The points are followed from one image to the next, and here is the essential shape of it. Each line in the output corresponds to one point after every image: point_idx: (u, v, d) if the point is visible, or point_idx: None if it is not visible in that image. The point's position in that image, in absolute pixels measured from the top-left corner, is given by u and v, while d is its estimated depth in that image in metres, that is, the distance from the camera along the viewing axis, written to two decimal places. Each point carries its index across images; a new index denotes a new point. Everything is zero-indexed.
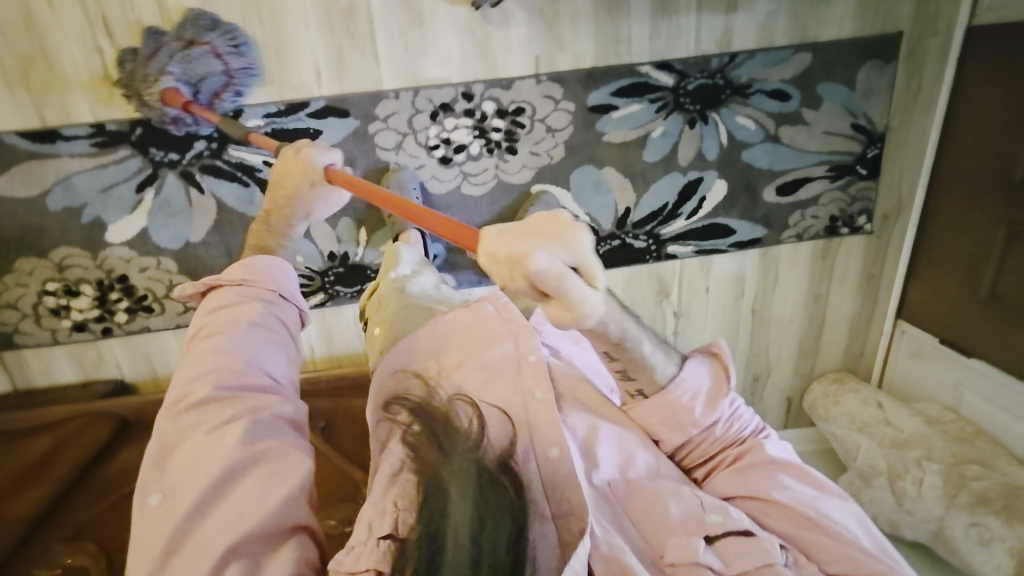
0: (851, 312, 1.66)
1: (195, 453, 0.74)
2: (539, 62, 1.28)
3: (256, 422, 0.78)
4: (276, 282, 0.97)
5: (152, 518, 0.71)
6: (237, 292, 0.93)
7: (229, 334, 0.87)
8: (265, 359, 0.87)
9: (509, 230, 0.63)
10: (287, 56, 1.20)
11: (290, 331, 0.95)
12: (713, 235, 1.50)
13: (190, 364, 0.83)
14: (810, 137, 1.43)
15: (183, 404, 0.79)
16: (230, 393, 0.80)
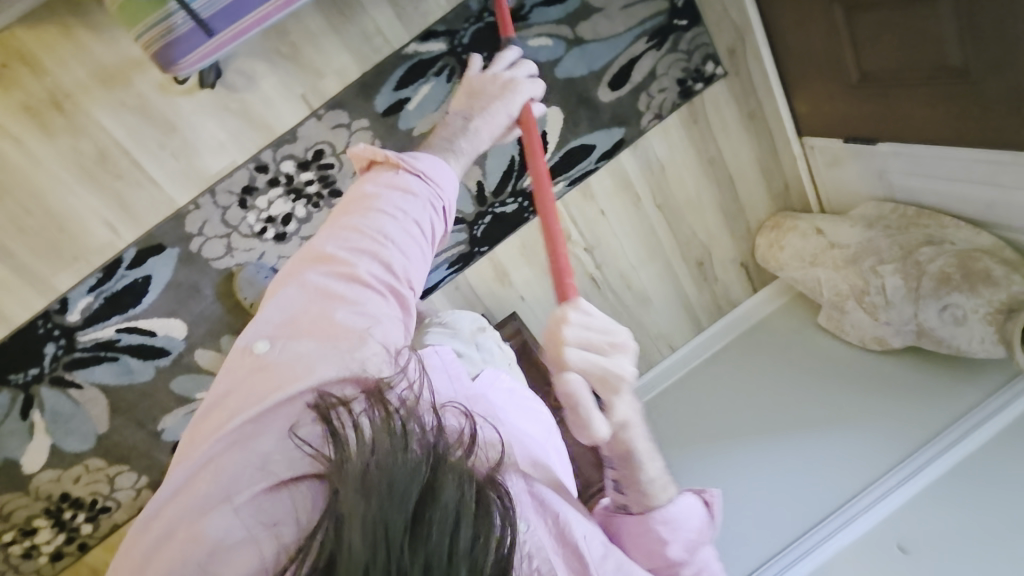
0: (752, 157, 1.58)
1: (293, 323, 0.66)
2: (308, 99, 1.22)
3: (353, 333, 0.65)
4: (445, 190, 0.78)
5: (238, 365, 0.66)
6: (416, 178, 0.77)
7: (377, 220, 0.72)
8: (405, 256, 0.71)
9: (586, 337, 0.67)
10: (74, 226, 1.17)
11: (434, 241, 0.76)
12: (576, 160, 1.42)
13: (342, 227, 0.72)
14: (612, 21, 1.35)
15: (320, 266, 0.70)
16: (363, 280, 0.68)
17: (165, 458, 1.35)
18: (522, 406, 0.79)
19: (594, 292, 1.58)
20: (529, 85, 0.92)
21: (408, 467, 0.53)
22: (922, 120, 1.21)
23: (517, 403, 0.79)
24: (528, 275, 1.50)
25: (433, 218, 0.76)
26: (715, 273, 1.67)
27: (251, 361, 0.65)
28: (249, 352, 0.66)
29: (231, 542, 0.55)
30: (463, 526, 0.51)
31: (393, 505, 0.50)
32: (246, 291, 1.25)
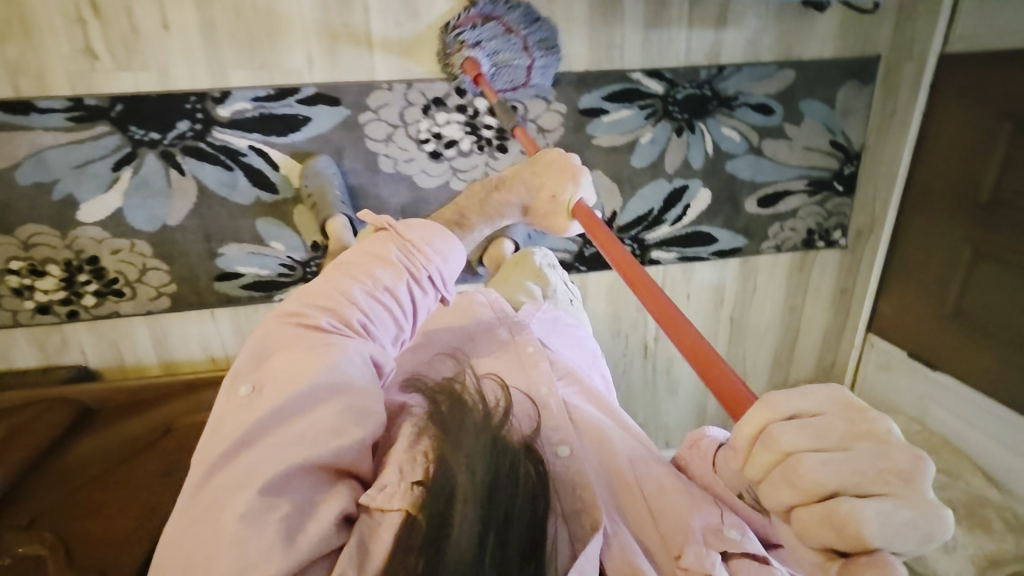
0: (823, 326, 1.71)
1: (287, 364, 0.66)
2: (532, 62, 1.28)
3: (338, 360, 0.66)
4: (440, 264, 0.81)
5: (239, 404, 0.63)
6: (397, 248, 0.79)
7: (350, 282, 0.75)
8: (371, 316, 0.74)
9: (843, 456, 0.41)
10: (279, 40, 1.18)
11: (414, 310, 0.79)
12: (696, 243, 1.52)
13: (318, 288, 0.75)
14: (791, 152, 1.47)
15: (288, 318, 0.71)
16: (336, 333, 0.70)
17: (204, 278, 1.33)
18: (567, 329, 1.10)
19: (638, 358, 1.65)
20: (588, 190, 0.91)
21: (469, 448, 0.62)
22: (987, 372, 1.37)
23: (555, 327, 1.09)
24: (600, 311, 1.57)
25: (414, 286, 0.79)
26: None
27: (229, 402, 0.64)
28: (231, 395, 0.64)
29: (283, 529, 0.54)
30: (516, 487, 0.61)
31: (472, 492, 0.58)
32: (311, 180, 1.23)
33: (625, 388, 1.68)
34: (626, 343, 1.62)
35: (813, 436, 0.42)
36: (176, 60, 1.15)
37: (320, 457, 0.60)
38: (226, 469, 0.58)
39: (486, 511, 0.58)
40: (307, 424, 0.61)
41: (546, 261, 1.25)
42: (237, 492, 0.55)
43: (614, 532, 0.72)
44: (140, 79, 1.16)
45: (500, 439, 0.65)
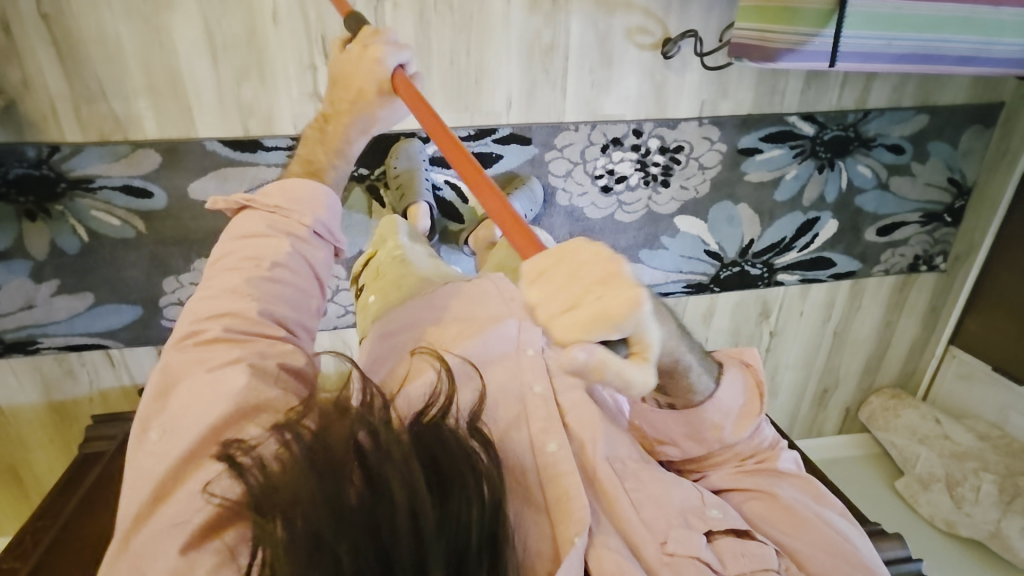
0: (910, 337, 1.90)
1: (193, 388, 0.74)
2: (704, 106, 1.39)
3: (242, 380, 0.74)
4: (320, 219, 0.92)
5: (145, 446, 0.73)
6: (268, 222, 0.89)
7: (241, 274, 0.84)
8: (290, 305, 0.85)
9: (562, 288, 0.54)
10: (486, 85, 1.26)
11: (315, 279, 0.91)
12: (818, 267, 1.67)
13: (222, 290, 0.82)
14: (913, 187, 1.60)
15: (184, 338, 0.79)
16: (237, 336, 0.79)
17: None
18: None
19: None
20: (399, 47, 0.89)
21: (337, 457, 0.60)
22: None
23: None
24: (723, 326, 1.72)
25: (301, 247, 0.90)
26: (828, 402, 1.96)
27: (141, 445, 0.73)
28: (144, 444, 0.73)
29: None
30: (423, 503, 0.58)
31: (338, 515, 0.56)
32: (401, 161, 1.26)
33: None
34: None
35: (560, 285, 0.54)
36: None
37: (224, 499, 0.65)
38: (146, 524, 0.67)
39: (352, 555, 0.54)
40: (205, 475, 0.68)
41: None
42: (157, 557, 0.64)
43: (600, 533, 0.75)
44: None
45: (381, 441, 0.62)
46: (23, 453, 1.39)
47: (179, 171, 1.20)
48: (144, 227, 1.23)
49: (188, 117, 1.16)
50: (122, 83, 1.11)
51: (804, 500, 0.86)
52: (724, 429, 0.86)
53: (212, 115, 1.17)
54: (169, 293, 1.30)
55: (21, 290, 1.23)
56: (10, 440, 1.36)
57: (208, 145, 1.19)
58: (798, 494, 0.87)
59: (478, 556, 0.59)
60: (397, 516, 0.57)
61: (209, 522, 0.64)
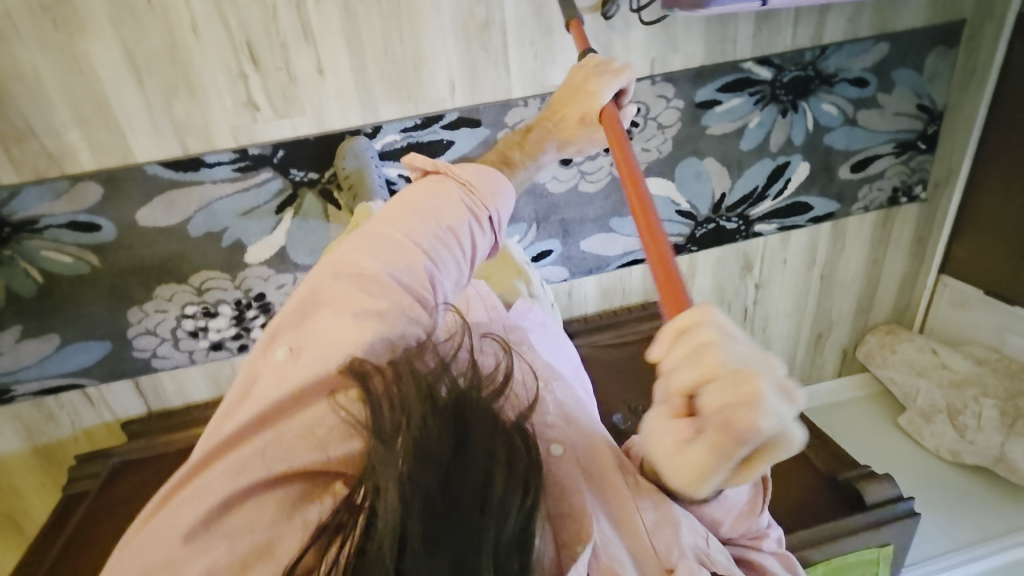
0: (899, 272, 1.86)
1: (331, 325, 0.74)
2: (654, 64, 1.34)
3: (369, 342, 0.72)
4: (499, 208, 0.89)
5: (276, 366, 0.73)
6: (461, 190, 0.87)
7: (421, 229, 0.82)
8: (440, 270, 0.81)
9: (706, 371, 0.48)
10: (425, 70, 1.22)
11: (472, 255, 0.87)
12: (795, 213, 1.63)
13: (381, 231, 0.82)
14: (882, 119, 1.56)
15: (341, 270, 0.79)
16: (397, 286, 0.77)
17: None
18: (551, 336, 1.05)
19: (739, 320, 1.82)
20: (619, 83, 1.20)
21: (439, 414, 0.60)
22: None
23: (547, 333, 1.04)
24: (706, 285, 1.70)
25: (477, 227, 0.86)
26: (823, 347, 1.94)
27: (269, 364, 0.74)
28: (271, 357, 0.75)
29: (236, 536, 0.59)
30: (499, 479, 0.56)
31: (428, 465, 0.55)
32: (349, 162, 1.20)
33: None
34: (727, 309, 1.78)
35: (694, 356, 0.48)
36: (331, 102, 1.20)
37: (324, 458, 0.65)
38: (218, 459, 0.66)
39: (429, 507, 0.53)
40: (300, 422, 0.67)
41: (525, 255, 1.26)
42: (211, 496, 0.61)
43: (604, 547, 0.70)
44: (299, 124, 1.20)
45: (478, 412, 0.62)
46: (19, 501, 1.39)
47: (124, 200, 1.17)
48: (98, 261, 1.20)
49: (124, 144, 1.13)
50: (48, 117, 1.08)
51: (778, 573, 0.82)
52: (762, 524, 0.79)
53: (148, 138, 1.14)
54: (135, 324, 1.28)
55: None
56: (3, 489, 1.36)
57: (149, 169, 1.16)
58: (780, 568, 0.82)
59: (513, 551, 0.55)
60: (479, 480, 0.56)
61: (289, 473, 0.64)
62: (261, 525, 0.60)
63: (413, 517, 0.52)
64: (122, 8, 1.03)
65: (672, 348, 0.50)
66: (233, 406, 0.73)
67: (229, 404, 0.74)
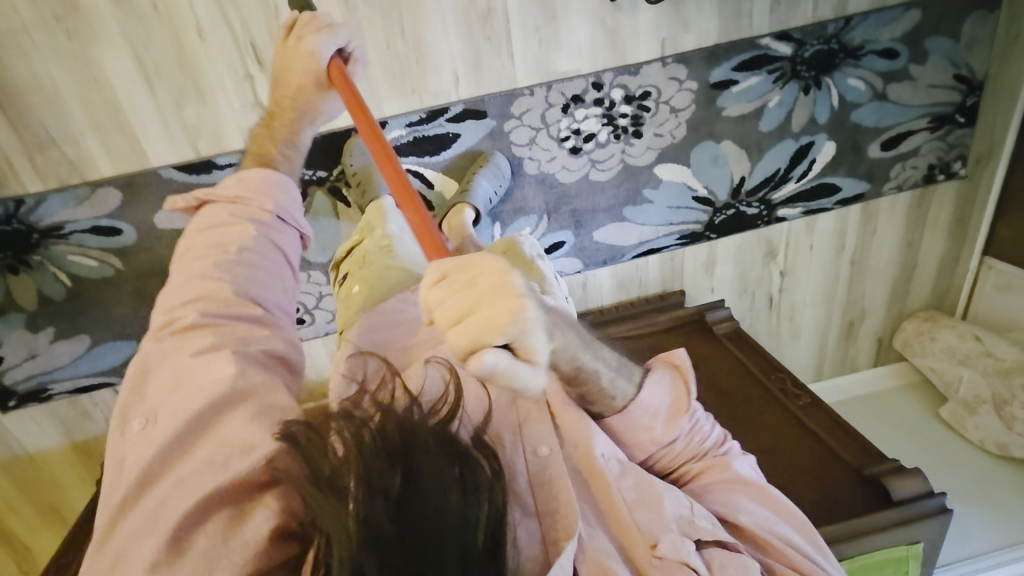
0: (938, 254, 1.76)
1: (178, 375, 0.76)
2: (665, 45, 1.30)
3: (238, 372, 0.76)
4: (280, 204, 0.93)
5: (133, 439, 0.74)
6: (228, 210, 0.90)
7: (207, 262, 0.84)
8: (265, 287, 0.86)
9: (461, 291, 0.53)
10: (428, 63, 1.21)
11: (289, 262, 0.93)
12: (821, 195, 1.56)
13: (192, 276, 0.83)
14: (915, 92, 1.47)
15: (162, 329, 0.81)
16: (217, 319, 0.80)
17: None
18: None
19: (764, 309, 1.75)
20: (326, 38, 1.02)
21: (372, 439, 0.62)
22: None
23: None
24: (728, 272, 1.64)
25: (275, 237, 0.92)
26: (856, 336, 1.86)
27: (125, 436, 0.75)
28: (128, 433, 0.76)
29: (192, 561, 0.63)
30: (448, 492, 0.58)
31: (374, 497, 0.56)
32: (357, 158, 1.24)
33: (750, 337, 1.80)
34: (752, 298, 1.72)
35: (456, 289, 0.53)
36: None
37: (231, 475, 0.69)
38: (127, 520, 0.68)
39: (386, 520, 0.55)
40: (213, 456, 0.71)
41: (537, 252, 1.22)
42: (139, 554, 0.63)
43: (589, 537, 0.72)
44: None
45: (413, 428, 0.64)
46: (61, 493, 1.46)
47: (142, 204, 1.20)
48: (121, 264, 1.25)
49: (139, 150, 1.17)
50: (67, 126, 1.12)
51: (764, 518, 0.76)
52: (655, 430, 0.80)
53: (161, 142, 1.17)
54: None
55: (22, 341, 1.28)
56: (45, 482, 1.44)
57: (164, 173, 1.19)
58: (761, 508, 0.77)
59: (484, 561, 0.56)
60: (428, 499, 0.57)
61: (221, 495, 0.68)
62: (217, 551, 0.64)
63: (363, 535, 0.53)
64: (130, 15, 1.06)
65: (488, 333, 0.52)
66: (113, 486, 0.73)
67: (110, 483, 0.73)
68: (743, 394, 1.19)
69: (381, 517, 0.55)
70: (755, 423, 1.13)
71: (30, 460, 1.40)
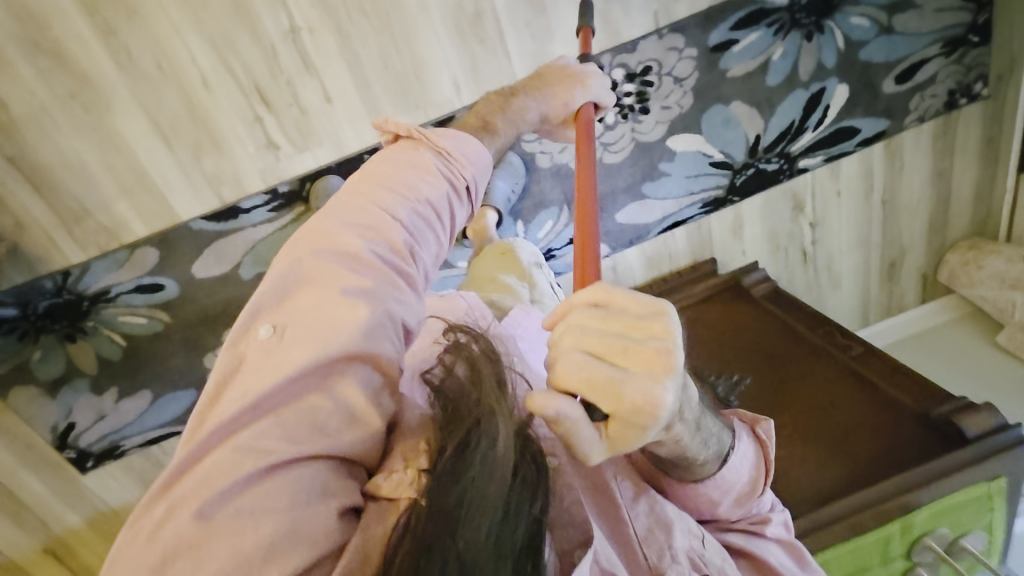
0: (972, 180, 1.70)
1: (326, 302, 0.67)
2: (658, 17, 1.29)
3: (381, 329, 0.67)
4: (475, 173, 0.88)
5: (258, 348, 0.64)
6: (436, 157, 0.85)
7: (395, 197, 0.79)
8: (419, 241, 0.79)
9: (611, 333, 0.52)
10: (428, 77, 1.22)
11: (451, 228, 0.86)
12: (840, 139, 1.53)
13: (365, 209, 0.76)
14: (922, 19, 1.43)
15: (321, 245, 0.72)
16: (383, 263, 0.72)
17: None
18: (549, 343, 0.99)
19: (800, 264, 1.73)
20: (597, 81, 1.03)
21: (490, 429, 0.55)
22: None
23: (541, 338, 0.98)
24: (757, 233, 1.63)
25: (454, 198, 0.85)
26: (900, 276, 1.81)
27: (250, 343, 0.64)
28: (253, 338, 0.65)
29: (271, 531, 0.50)
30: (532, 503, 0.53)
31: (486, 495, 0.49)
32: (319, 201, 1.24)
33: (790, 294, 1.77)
34: (786, 254, 1.69)
35: (599, 319, 0.53)
36: (344, 126, 1.23)
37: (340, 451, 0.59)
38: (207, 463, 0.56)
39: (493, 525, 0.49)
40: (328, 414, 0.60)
41: (535, 260, 1.24)
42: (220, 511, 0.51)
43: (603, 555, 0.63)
44: (319, 155, 1.24)
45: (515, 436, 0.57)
46: None
47: (178, 258, 1.25)
48: (168, 317, 1.30)
49: (168, 206, 1.21)
50: (99, 195, 1.17)
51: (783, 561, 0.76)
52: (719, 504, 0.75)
53: (187, 196, 1.21)
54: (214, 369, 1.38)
55: (89, 405, 1.34)
56: None
57: (194, 225, 1.23)
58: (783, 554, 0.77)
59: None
60: (473, 492, 0.49)
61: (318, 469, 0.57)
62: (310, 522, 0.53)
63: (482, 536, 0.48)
64: (140, 81, 1.10)
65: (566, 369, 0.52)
66: (222, 390, 0.63)
67: (209, 393, 0.62)
68: (789, 366, 1.16)
69: (446, 502, 0.48)
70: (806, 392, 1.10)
71: (114, 514, 1.47)
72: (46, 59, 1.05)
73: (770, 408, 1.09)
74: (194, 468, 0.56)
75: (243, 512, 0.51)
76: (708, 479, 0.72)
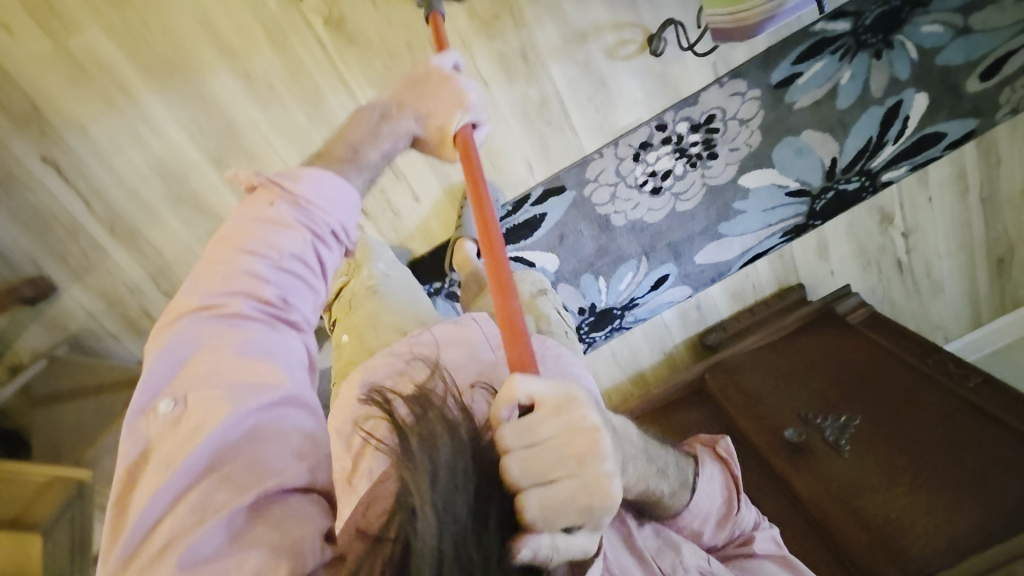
0: None
1: (216, 368, 0.55)
2: (717, 67, 1.31)
3: (273, 389, 0.56)
4: (340, 215, 0.70)
5: (163, 425, 0.52)
6: (289, 207, 0.67)
7: (247, 256, 0.63)
8: (288, 293, 0.64)
9: (544, 447, 0.44)
10: (503, 163, 1.32)
11: (323, 271, 0.69)
12: (925, 146, 1.46)
13: (218, 269, 0.62)
14: (1005, 13, 1.32)
15: (200, 312, 0.59)
16: (259, 318, 0.60)
17: None
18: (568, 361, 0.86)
19: (895, 275, 1.67)
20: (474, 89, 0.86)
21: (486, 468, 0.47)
22: None
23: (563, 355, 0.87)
24: (845, 251, 1.59)
25: (319, 244, 0.68)
26: (1011, 271, 1.70)
27: (144, 418, 0.53)
28: (154, 411, 0.53)
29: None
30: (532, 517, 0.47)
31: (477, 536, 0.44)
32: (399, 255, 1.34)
33: (888, 304, 1.71)
34: (878, 268, 1.64)
35: (530, 434, 0.44)
36: (433, 220, 1.34)
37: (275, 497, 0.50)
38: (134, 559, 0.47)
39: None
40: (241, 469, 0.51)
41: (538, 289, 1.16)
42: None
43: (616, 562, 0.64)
44: (413, 248, 1.36)
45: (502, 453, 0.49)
46: None
47: None
48: None
49: None
50: None
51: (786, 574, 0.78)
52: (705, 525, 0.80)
53: None
54: None
55: None
56: None
57: None
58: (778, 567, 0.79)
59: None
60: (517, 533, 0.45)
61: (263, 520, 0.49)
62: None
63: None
64: None
65: (524, 502, 0.44)
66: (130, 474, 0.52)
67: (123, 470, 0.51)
68: (900, 407, 1.14)
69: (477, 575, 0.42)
70: (921, 434, 1.08)
71: None
72: (188, 208, 1.23)
73: (887, 452, 1.08)
74: (143, 543, 0.47)
75: (231, 558, 0.46)
76: (688, 507, 0.77)
